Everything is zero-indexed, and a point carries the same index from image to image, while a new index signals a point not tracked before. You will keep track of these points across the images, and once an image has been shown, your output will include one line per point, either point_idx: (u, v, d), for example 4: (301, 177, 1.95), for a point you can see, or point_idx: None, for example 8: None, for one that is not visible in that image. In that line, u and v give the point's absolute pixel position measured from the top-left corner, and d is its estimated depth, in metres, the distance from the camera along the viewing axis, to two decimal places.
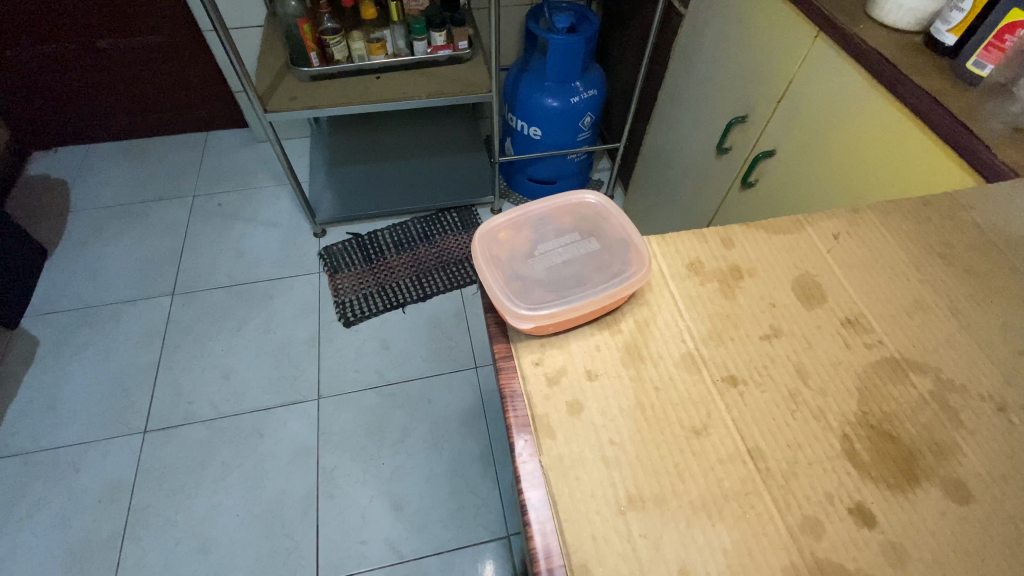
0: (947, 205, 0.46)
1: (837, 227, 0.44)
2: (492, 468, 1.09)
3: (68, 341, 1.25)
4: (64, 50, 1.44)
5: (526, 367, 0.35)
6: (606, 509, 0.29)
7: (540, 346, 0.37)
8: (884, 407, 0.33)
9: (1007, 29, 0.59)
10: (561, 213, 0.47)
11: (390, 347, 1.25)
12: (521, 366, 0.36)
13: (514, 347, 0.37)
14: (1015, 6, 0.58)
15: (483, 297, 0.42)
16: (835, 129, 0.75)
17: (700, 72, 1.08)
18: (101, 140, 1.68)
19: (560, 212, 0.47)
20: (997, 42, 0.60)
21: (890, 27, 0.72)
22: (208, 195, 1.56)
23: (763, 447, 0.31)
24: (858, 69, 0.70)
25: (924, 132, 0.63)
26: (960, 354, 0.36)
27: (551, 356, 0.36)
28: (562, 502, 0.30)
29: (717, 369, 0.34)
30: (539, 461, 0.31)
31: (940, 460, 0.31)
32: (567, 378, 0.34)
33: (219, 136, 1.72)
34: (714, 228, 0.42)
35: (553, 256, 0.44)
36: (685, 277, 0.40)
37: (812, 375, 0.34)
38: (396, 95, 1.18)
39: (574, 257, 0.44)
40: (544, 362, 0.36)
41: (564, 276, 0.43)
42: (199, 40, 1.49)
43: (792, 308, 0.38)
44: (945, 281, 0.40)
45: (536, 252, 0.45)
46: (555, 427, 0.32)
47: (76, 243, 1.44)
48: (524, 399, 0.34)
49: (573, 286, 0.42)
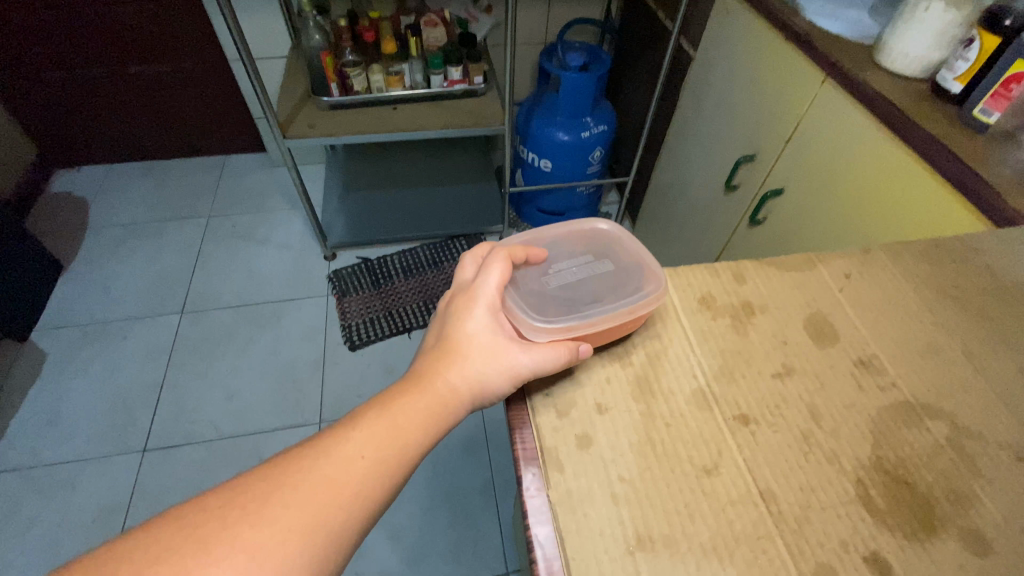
0: (956, 250, 0.47)
1: (847, 267, 0.44)
2: (493, 500, 1.07)
3: (75, 357, 1.26)
4: (93, 75, 1.50)
5: (536, 398, 0.35)
6: (615, 548, 0.28)
7: (551, 377, 0.37)
8: (900, 452, 0.33)
9: (1012, 79, 0.61)
10: (576, 236, 0.50)
11: (394, 372, 1.25)
12: (531, 397, 0.36)
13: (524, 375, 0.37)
14: (1018, 57, 0.60)
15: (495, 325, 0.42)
16: (844, 170, 0.76)
17: (709, 111, 1.11)
18: (121, 161, 1.73)
19: (574, 236, 0.50)
20: (1003, 91, 0.62)
21: (896, 75, 0.74)
22: (222, 216, 1.58)
23: (775, 489, 0.30)
24: (865, 113, 0.72)
25: (933, 176, 0.63)
26: (971, 398, 0.36)
27: (561, 388, 0.36)
28: (568, 537, 0.29)
29: (728, 408, 0.34)
30: (547, 496, 0.31)
31: (958, 509, 0.30)
32: (576, 411, 0.34)
33: (237, 160, 1.76)
34: (726, 264, 0.43)
35: (567, 276, 0.47)
36: (697, 312, 0.40)
37: (825, 417, 0.34)
38: (412, 126, 1.21)
39: (590, 273, 0.47)
40: (554, 394, 0.36)
41: (577, 294, 0.45)
42: (225, 69, 1.55)
43: (804, 347, 0.38)
44: (956, 325, 0.41)
45: (550, 270, 0.47)
46: (563, 460, 0.32)
47: (91, 260, 1.46)
48: (533, 431, 0.34)
49: (587, 304, 0.44)
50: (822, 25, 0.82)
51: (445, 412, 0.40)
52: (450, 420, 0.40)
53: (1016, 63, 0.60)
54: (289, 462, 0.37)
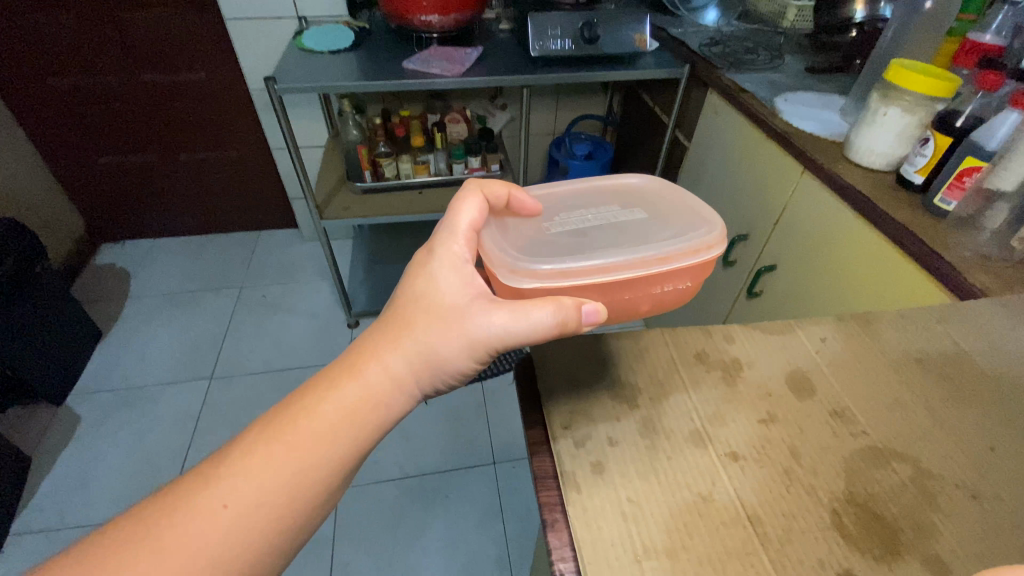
0: (920, 318, 0.55)
1: (823, 332, 0.52)
2: (507, 571, 1.09)
3: (107, 420, 1.32)
4: (150, 160, 1.68)
5: (556, 429, 0.42)
6: (625, 557, 0.34)
7: (569, 414, 0.44)
8: (869, 489, 0.38)
9: (965, 172, 0.69)
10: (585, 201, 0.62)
11: (411, 439, 1.30)
12: (552, 428, 0.43)
13: (548, 412, 0.44)
14: (969, 154, 0.69)
15: (521, 371, 0.50)
16: (827, 250, 0.86)
17: (704, 194, 1.23)
18: (164, 235, 1.88)
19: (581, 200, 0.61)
20: (957, 183, 0.70)
21: (865, 167, 0.84)
22: (254, 286, 1.70)
23: (761, 514, 0.36)
24: (839, 200, 0.82)
25: (901, 256, 0.73)
26: (932, 444, 0.42)
27: (578, 423, 0.43)
28: (585, 550, 0.34)
29: (721, 445, 0.40)
30: (567, 513, 0.37)
31: (920, 537, 0.36)
32: (591, 443, 0.41)
33: (270, 235, 1.91)
34: (717, 326, 0.51)
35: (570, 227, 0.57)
36: (693, 364, 0.47)
37: (804, 456, 0.40)
38: (434, 208, 1.34)
39: (591, 225, 0.58)
40: (572, 428, 0.43)
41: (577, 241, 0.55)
42: (267, 156, 1.72)
43: (786, 398, 0.44)
44: (919, 383, 0.47)
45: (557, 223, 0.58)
46: (580, 483, 0.38)
47: (128, 327, 1.56)
48: (556, 458, 0.40)
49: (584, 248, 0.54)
50: (799, 124, 0.94)
51: (363, 404, 0.42)
52: (379, 406, 0.43)
53: (967, 158, 0.69)
54: (210, 472, 0.39)
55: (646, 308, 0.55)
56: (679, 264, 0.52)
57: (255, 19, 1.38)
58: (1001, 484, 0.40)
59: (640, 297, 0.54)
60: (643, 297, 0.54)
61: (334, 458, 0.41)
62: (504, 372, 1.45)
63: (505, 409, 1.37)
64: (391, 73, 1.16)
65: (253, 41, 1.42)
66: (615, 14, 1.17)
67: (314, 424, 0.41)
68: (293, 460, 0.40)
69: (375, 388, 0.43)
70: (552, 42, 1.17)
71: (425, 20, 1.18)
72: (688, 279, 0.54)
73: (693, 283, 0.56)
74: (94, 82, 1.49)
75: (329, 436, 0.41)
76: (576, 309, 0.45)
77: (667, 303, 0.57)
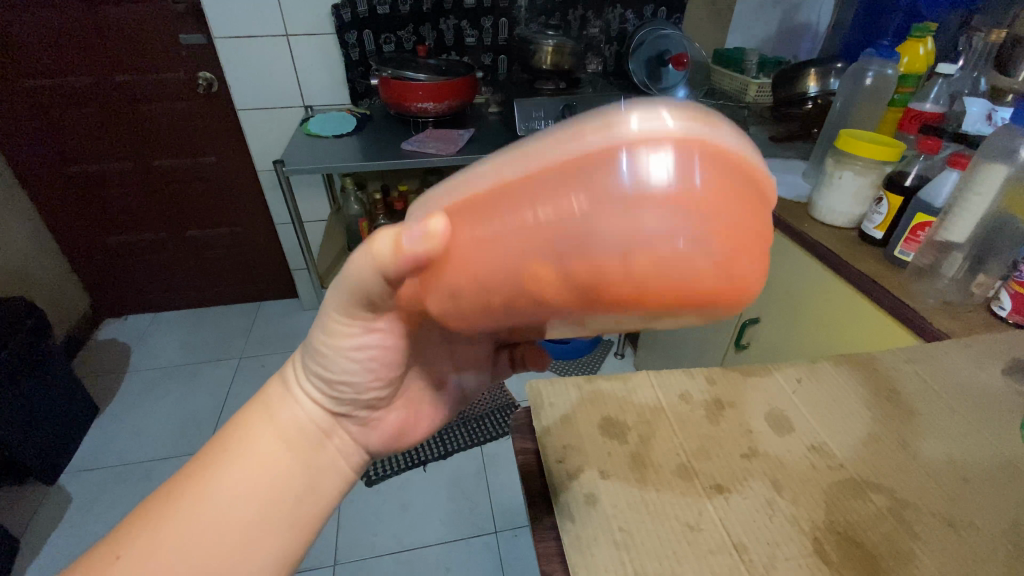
0: (891, 358, 0.58)
1: (798, 373, 0.56)
2: None
3: (100, 499, 1.29)
4: (158, 238, 1.76)
5: (552, 463, 0.47)
6: None
7: (563, 448, 0.49)
8: (849, 517, 0.41)
9: (919, 226, 0.76)
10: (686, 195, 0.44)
11: (410, 509, 1.28)
12: (548, 461, 0.48)
13: (541, 448, 0.49)
14: (919, 211, 0.76)
15: (522, 417, 0.54)
16: (804, 299, 0.91)
17: None
18: (166, 309, 1.92)
19: None
20: (914, 236, 0.77)
21: (829, 224, 0.91)
22: (253, 356, 1.72)
23: (747, 543, 0.40)
24: (809, 257, 0.89)
25: (870, 305, 0.78)
26: (909, 476, 0.44)
27: (571, 458, 0.48)
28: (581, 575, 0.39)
29: (707, 479, 0.45)
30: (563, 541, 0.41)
31: (899, 563, 0.38)
32: (584, 475, 0.46)
33: (270, 305, 1.96)
34: (701, 369, 0.56)
35: None
36: (678, 404, 0.52)
37: (784, 488, 0.43)
38: None
39: None
40: (565, 460, 0.47)
41: None
42: (270, 231, 1.80)
43: (765, 435, 0.48)
44: (889, 418, 0.50)
45: None
46: (575, 514, 0.43)
47: (125, 401, 1.56)
48: (552, 489, 0.45)
49: None
50: None
51: (267, 452, 0.42)
52: (281, 451, 0.42)
53: (918, 214, 0.76)
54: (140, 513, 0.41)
55: (562, 284, 0.28)
56: (561, 171, 0.27)
57: (265, 108, 1.51)
58: (978, 511, 0.41)
59: (516, 247, 0.28)
60: (517, 231, 0.28)
61: (252, 503, 0.40)
62: (503, 434, 1.46)
63: (505, 472, 1.36)
64: (391, 152, 1.26)
65: (263, 129, 1.55)
66: (594, 97, 1.29)
67: (219, 470, 0.41)
68: (231, 485, 0.40)
69: (283, 392, 0.45)
70: (536, 122, 1.29)
71: (421, 107, 1.31)
72: (598, 189, 0.26)
73: (665, 194, 0.25)
74: (110, 168, 1.59)
75: (233, 481, 0.41)
76: (388, 256, 0.31)
77: (603, 264, 0.26)
